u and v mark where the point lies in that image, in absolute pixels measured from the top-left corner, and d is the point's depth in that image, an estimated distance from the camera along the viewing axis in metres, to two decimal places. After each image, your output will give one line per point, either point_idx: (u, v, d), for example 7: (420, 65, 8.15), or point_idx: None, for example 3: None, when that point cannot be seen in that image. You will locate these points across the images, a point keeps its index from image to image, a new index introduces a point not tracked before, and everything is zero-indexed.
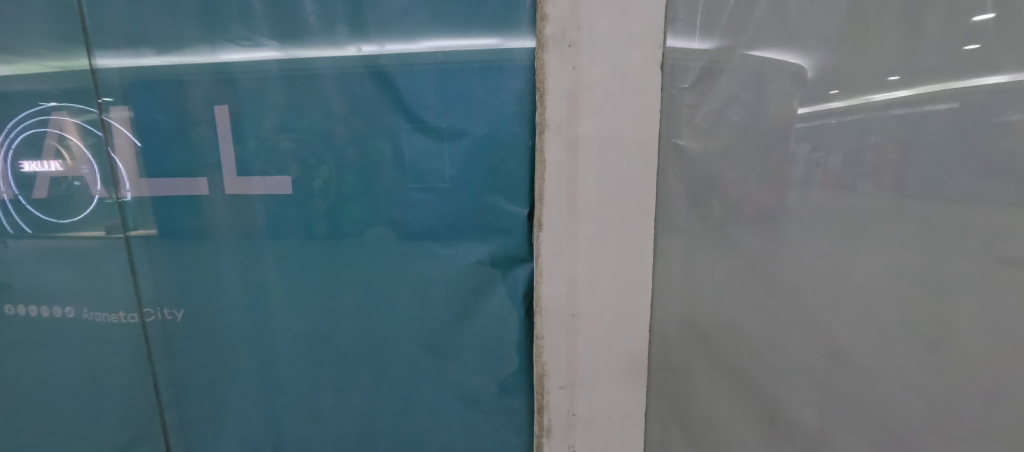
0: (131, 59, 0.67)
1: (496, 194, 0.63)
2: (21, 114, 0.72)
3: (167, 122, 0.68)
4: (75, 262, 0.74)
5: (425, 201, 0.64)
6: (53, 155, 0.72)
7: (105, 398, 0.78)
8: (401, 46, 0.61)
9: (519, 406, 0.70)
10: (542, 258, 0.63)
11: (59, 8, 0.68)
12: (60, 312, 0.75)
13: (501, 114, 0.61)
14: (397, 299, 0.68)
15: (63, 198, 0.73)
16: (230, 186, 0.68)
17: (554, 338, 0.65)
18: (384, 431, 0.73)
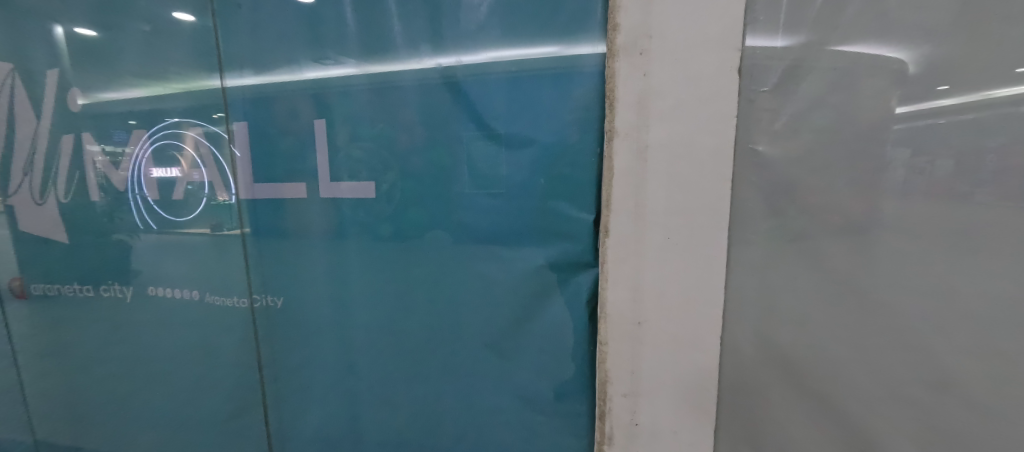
0: (250, 80, 0.78)
1: (562, 200, 0.65)
2: (152, 129, 0.87)
3: (275, 134, 0.78)
4: (195, 253, 0.87)
5: (493, 206, 0.68)
6: (173, 163, 0.86)
7: (218, 371, 0.90)
8: (476, 60, 0.66)
9: (580, 411, 0.70)
10: (608, 264, 0.63)
11: (198, 40, 0.81)
12: (185, 295, 0.89)
13: (569, 122, 0.63)
14: (465, 298, 0.72)
15: (181, 200, 0.86)
16: (323, 190, 0.76)
17: (618, 345, 0.64)
18: (450, 422, 0.77)
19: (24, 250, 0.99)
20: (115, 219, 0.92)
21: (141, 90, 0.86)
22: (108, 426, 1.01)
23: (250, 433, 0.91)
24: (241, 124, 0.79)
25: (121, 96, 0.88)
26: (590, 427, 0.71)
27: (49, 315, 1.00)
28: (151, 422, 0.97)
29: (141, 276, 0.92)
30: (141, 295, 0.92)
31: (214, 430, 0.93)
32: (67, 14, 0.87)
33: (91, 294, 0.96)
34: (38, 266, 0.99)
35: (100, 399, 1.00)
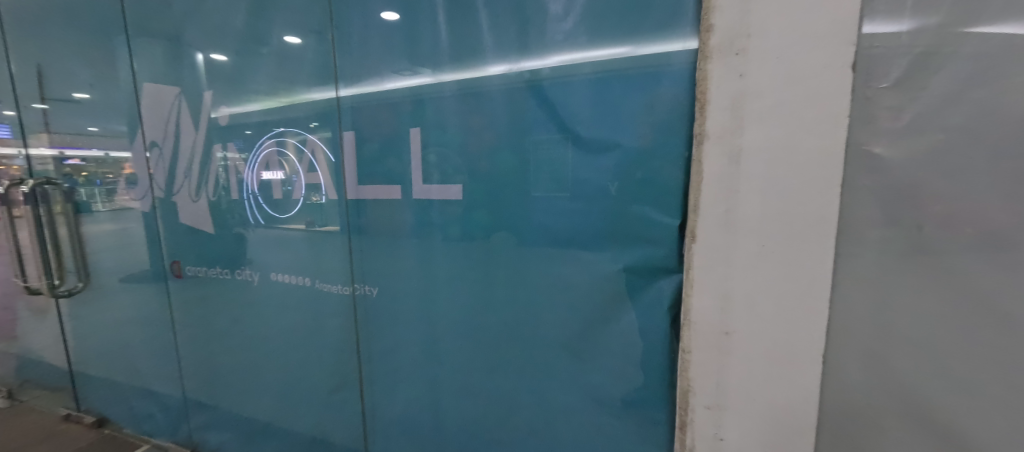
0: (356, 89, 0.87)
1: (645, 203, 0.64)
2: (262, 138, 1.02)
3: (376, 140, 0.86)
4: (301, 245, 1.00)
5: (574, 209, 0.69)
6: (277, 167, 1.01)
7: (322, 350, 1.02)
8: (564, 68, 0.67)
9: (659, 420, 0.69)
10: (694, 270, 0.61)
11: (316, 59, 0.92)
12: (297, 282, 1.02)
13: (655, 124, 0.63)
14: (543, 297, 0.74)
15: (282, 199, 1.01)
16: (417, 192, 0.83)
17: (702, 355, 0.62)
18: (525, 417, 0.80)
19: (181, 239, 1.21)
20: (237, 214, 1.09)
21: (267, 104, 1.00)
22: (235, 389, 1.19)
23: (347, 406, 1.02)
24: (347, 131, 0.89)
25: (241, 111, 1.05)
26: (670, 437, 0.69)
27: (196, 293, 1.20)
28: (268, 389, 1.12)
29: (264, 263, 1.07)
30: (264, 280, 1.07)
31: (318, 402, 1.05)
32: (217, 41, 1.04)
33: (226, 278, 1.14)
34: (190, 252, 1.20)
35: (230, 365, 1.18)
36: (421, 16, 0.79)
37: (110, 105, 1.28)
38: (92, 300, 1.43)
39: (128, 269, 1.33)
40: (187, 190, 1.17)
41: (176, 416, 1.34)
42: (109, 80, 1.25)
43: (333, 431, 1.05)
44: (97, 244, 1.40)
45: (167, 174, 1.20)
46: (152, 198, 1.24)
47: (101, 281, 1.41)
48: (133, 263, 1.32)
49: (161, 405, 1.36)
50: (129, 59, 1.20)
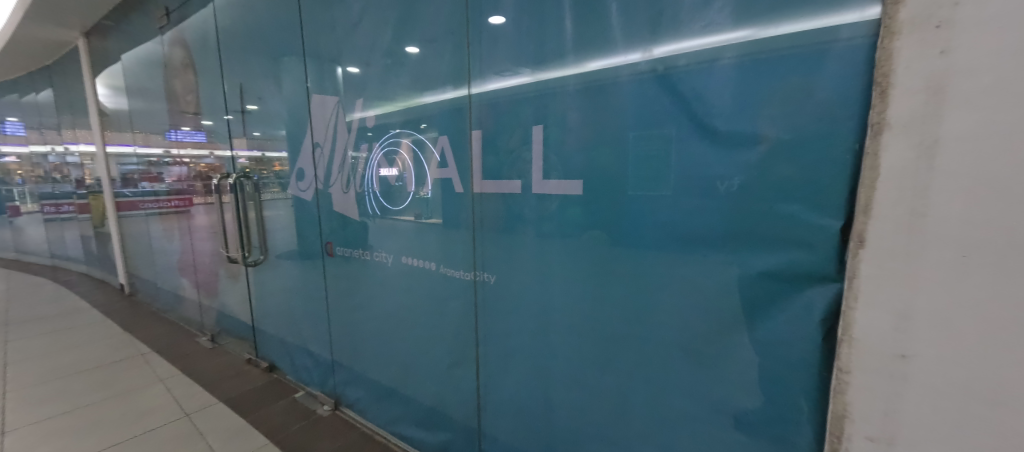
0: (477, 87, 0.94)
1: (794, 205, 0.59)
2: (381, 139, 1.19)
3: (497, 137, 0.91)
4: (415, 234, 1.14)
5: (702, 207, 0.66)
6: (390, 164, 1.17)
7: (442, 329, 1.13)
8: (697, 68, 0.64)
9: (798, 442, 0.63)
10: (858, 278, 0.54)
11: (449, 67, 1.00)
12: (425, 266, 1.13)
13: (814, 112, 0.56)
14: (661, 298, 0.72)
15: (394, 192, 1.17)
16: (537, 186, 0.86)
17: (866, 376, 0.55)
18: (639, 416, 0.79)
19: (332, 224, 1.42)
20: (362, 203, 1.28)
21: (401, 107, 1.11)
22: (371, 358, 1.38)
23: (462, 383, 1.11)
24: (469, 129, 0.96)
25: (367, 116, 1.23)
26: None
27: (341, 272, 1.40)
28: (396, 357, 1.29)
29: (395, 248, 1.20)
30: (395, 265, 1.21)
31: (440, 377, 1.17)
32: (365, 56, 1.20)
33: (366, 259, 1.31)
34: (338, 237, 1.40)
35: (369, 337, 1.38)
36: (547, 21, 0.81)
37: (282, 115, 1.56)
38: (268, 271, 1.78)
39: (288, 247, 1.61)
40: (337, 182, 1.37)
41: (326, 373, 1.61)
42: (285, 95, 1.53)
43: (451, 403, 1.16)
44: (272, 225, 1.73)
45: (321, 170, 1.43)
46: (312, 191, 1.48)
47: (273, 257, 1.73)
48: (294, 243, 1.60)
49: (315, 362, 1.64)
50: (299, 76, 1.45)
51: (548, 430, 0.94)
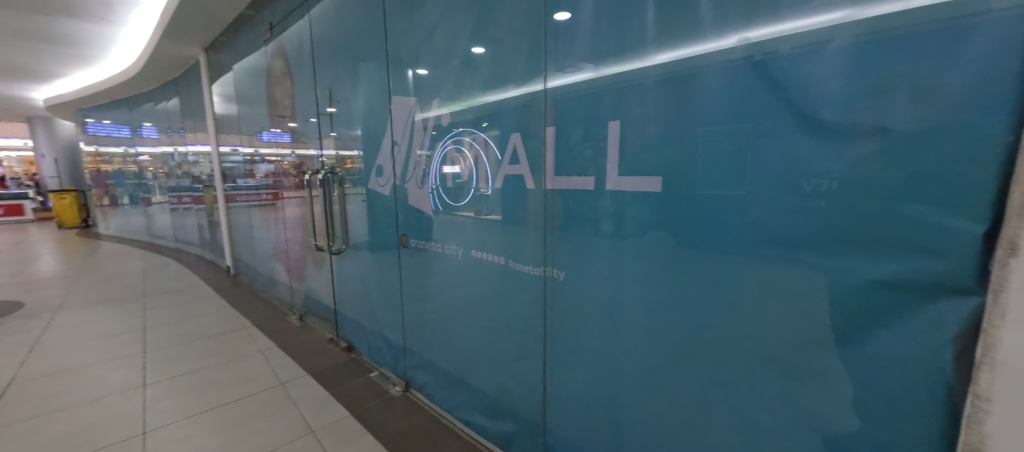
0: (565, 78, 1.65)
1: (927, 182, 0.92)
2: (471, 150, 2.13)
3: (588, 131, 1.58)
4: (505, 224, 2.01)
5: (823, 156, 1.05)
6: (468, 167, 2.16)
7: (616, 292, 1.59)
8: (811, 73, 1.05)
9: (945, 387, 0.97)
10: (1007, 310, 0.87)
11: (585, 80, 1.58)
12: (497, 260, 2.09)
13: (958, 77, 0.88)
14: (791, 222, 1.12)
15: (461, 189, 2.23)
16: (612, 181, 1.51)
17: (1010, 385, 0.87)
18: (805, 373, 1.16)
19: (513, 198, 1.95)
20: (432, 192, 2.45)
21: (584, 110, 1.59)
22: (551, 299, 1.86)
23: (637, 313, 1.54)
24: (635, 120, 1.41)
25: (438, 113, 2.34)
26: (951, 349, 0.95)
27: (525, 234, 1.92)
28: (571, 315, 1.79)
29: (468, 239, 2.26)
30: (578, 225, 1.68)
31: (612, 309, 1.61)
32: (563, 72, 1.66)
33: (436, 248, 2.52)
34: (521, 207, 1.91)
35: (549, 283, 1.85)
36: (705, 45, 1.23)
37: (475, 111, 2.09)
38: (451, 235, 2.38)
39: (471, 217, 2.19)
40: (413, 175, 2.60)
41: (502, 313, 2.15)
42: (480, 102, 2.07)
43: (625, 328, 1.59)
44: (456, 200, 2.28)
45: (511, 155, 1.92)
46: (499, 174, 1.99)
47: (456, 224, 2.33)
48: (474, 212, 2.17)
49: (493, 304, 2.19)
50: (496, 88, 1.98)
51: (704, 335, 1.35)
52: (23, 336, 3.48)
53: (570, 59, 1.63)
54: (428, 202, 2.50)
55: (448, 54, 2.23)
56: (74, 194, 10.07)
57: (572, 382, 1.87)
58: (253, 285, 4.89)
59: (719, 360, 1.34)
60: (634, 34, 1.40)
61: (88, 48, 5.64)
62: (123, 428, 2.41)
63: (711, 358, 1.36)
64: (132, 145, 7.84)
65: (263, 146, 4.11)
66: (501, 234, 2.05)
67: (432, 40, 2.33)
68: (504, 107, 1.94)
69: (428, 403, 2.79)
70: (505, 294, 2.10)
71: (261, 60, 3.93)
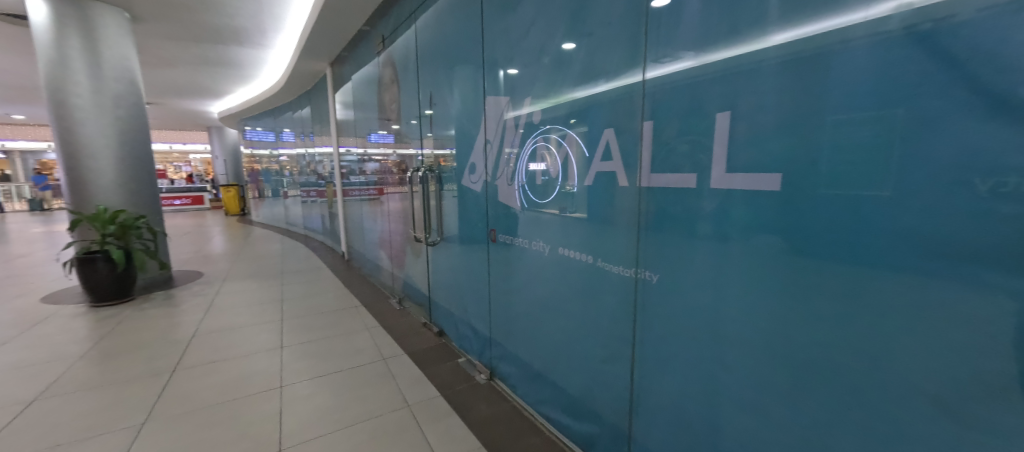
0: (662, 69, 1.59)
1: None
2: (559, 149, 2.15)
3: (688, 125, 1.51)
4: (594, 224, 2.00)
5: (1011, 147, 0.88)
6: (556, 166, 2.19)
7: (717, 300, 1.50)
8: (999, 42, 0.88)
9: None
10: None
11: (688, 69, 1.50)
12: (585, 258, 2.10)
13: None
14: (955, 227, 0.96)
15: (548, 187, 2.28)
16: (717, 181, 1.43)
17: None
18: (965, 408, 1.01)
19: (602, 196, 1.92)
20: (520, 189, 2.54)
21: (687, 101, 1.51)
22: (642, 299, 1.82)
23: (741, 322, 1.44)
24: (746, 112, 1.33)
25: (529, 110, 2.41)
26: None
27: (616, 232, 1.89)
28: (663, 323, 1.73)
29: (551, 237, 2.33)
30: (675, 224, 1.61)
31: (715, 316, 1.52)
32: (660, 62, 1.60)
33: (521, 245, 2.63)
34: (611, 204, 1.88)
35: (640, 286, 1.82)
36: (843, 19, 1.10)
37: (566, 107, 2.10)
38: (539, 231, 2.43)
39: (557, 214, 2.23)
40: (503, 172, 2.71)
41: (590, 312, 2.15)
42: (572, 98, 2.07)
43: (727, 335, 1.49)
44: (543, 197, 2.33)
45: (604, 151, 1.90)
46: (589, 172, 1.99)
47: (544, 220, 2.38)
48: (561, 209, 2.19)
49: (580, 302, 2.20)
50: (589, 84, 1.97)
51: (829, 350, 1.22)
52: (203, 298, 4.42)
53: (671, 49, 1.56)
54: (516, 198, 2.59)
55: (541, 52, 2.29)
56: (235, 188, 12.38)
57: (663, 388, 1.81)
58: (361, 270, 5.53)
59: (845, 379, 1.20)
60: (750, 15, 1.30)
61: (247, 68, 6.87)
62: (265, 381, 2.93)
63: (834, 376, 1.22)
64: (275, 147, 9.37)
65: (372, 146, 4.61)
66: (588, 232, 2.05)
67: (525, 40, 2.40)
68: (597, 102, 1.93)
69: (511, 395, 2.90)
70: (592, 292, 2.10)
71: (374, 70, 4.41)
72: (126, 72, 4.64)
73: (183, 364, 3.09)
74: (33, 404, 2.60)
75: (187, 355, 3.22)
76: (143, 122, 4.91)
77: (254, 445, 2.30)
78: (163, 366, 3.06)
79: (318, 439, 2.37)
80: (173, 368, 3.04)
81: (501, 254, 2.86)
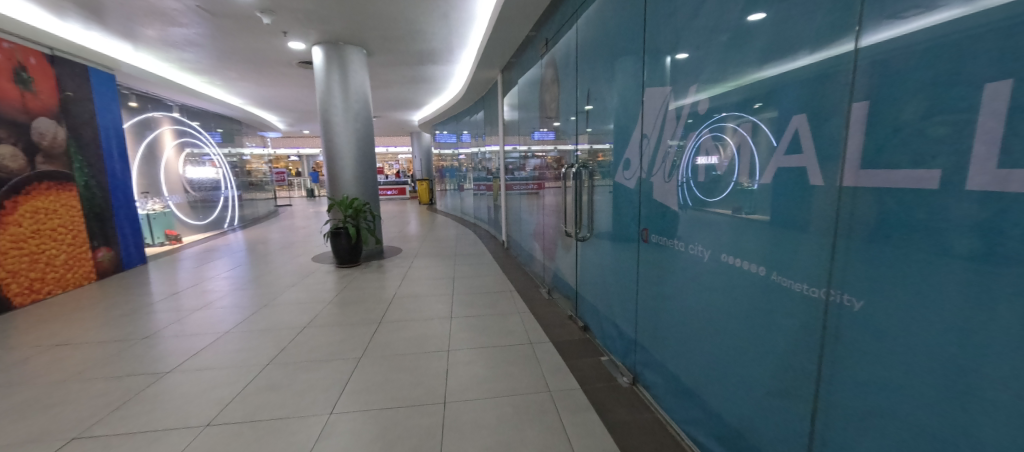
0: (887, 32, 1.28)
1: None
2: (736, 139, 1.90)
3: (936, 102, 1.18)
4: (774, 231, 1.75)
5: None
6: (728, 159, 1.95)
7: (961, 343, 1.17)
8: None
9: None
10: None
11: (946, 23, 1.14)
12: (757, 270, 1.85)
13: None
14: None
15: (718, 183, 2.04)
16: (979, 184, 1.10)
17: None
18: None
19: (794, 195, 1.64)
20: (680, 186, 2.36)
21: (947, 66, 1.15)
22: (840, 324, 1.49)
23: (1002, 378, 1.10)
24: None
25: (693, 99, 2.22)
26: None
27: (811, 240, 1.58)
28: (865, 359, 1.43)
29: (716, 241, 2.10)
30: (912, 234, 1.26)
31: (954, 364, 1.19)
32: (891, 21, 1.27)
33: (678, 247, 2.44)
34: (807, 206, 1.59)
35: (833, 311, 1.52)
36: None
37: (745, 92, 1.85)
38: (701, 233, 2.22)
39: (727, 215, 1.99)
40: (660, 168, 2.55)
41: (760, 331, 1.87)
42: (751, 81, 1.82)
43: (974, 393, 1.16)
44: (709, 194, 2.11)
45: (797, 140, 1.60)
46: (773, 166, 1.71)
47: (708, 221, 2.16)
48: (733, 210, 1.95)
49: (748, 318, 1.93)
50: (779, 60, 1.68)
51: None
52: (402, 269, 5.60)
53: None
54: (675, 196, 2.42)
55: (715, 30, 2.05)
56: (427, 182, 15.03)
57: (864, 438, 1.47)
58: (518, 259, 6.03)
59: None
60: None
61: (439, 81, 8.21)
62: (438, 343, 3.55)
63: None
64: (456, 147, 10.95)
65: (534, 144, 4.94)
66: (765, 240, 1.79)
67: (695, 20, 2.19)
68: (787, 82, 1.64)
69: (655, 406, 2.75)
70: (765, 309, 1.83)
71: (538, 71, 4.69)
72: (362, 94, 6.17)
73: (386, 318, 4.03)
74: (304, 330, 3.81)
75: (388, 312, 4.18)
76: (369, 131, 6.35)
77: (427, 393, 2.86)
78: (373, 318, 4.05)
79: (472, 401, 2.77)
80: (379, 321, 3.99)
81: (653, 255, 2.72)
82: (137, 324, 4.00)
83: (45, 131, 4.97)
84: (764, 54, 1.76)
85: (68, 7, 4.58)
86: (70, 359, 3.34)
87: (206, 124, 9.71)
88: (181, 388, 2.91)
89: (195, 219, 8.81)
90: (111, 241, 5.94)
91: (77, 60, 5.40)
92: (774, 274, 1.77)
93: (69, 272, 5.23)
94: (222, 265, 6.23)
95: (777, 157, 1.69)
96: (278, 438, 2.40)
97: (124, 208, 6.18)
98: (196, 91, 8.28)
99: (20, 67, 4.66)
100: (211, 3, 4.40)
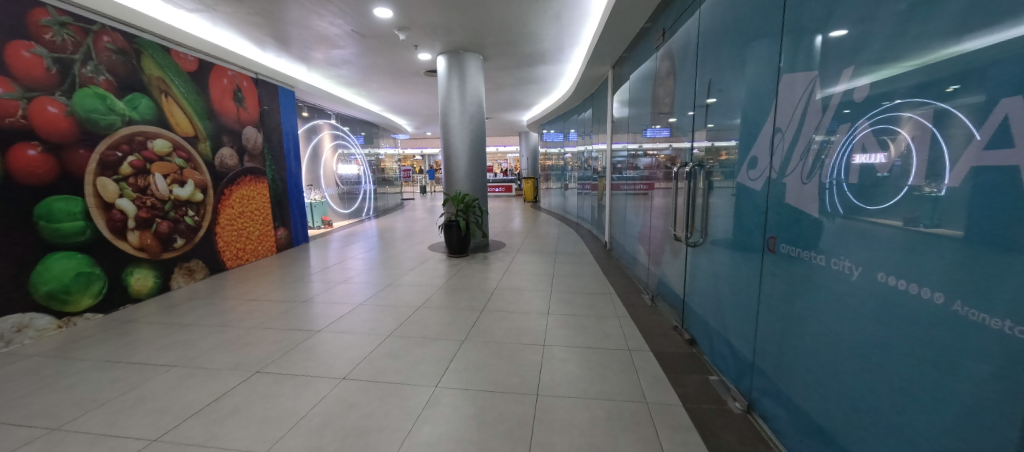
0: None
1: None
2: (910, 131, 1.51)
3: None
4: (964, 249, 1.36)
5: None
6: (898, 156, 1.56)
7: None
8: None
9: None
10: None
11: None
12: (931, 296, 1.47)
13: None
14: None
15: (880, 186, 1.65)
16: None
17: None
18: None
19: (1005, 204, 1.25)
20: (824, 189, 1.98)
21: None
22: None
23: None
24: None
25: (847, 87, 1.86)
26: None
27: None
28: None
29: (870, 257, 1.71)
30: None
31: None
32: None
33: (816, 260, 2.07)
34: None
35: None
36: None
37: (922, 73, 1.48)
38: (849, 246, 1.84)
39: (892, 226, 1.60)
40: (797, 166, 2.19)
41: (932, 374, 1.48)
42: (936, 58, 1.44)
43: None
44: (866, 200, 1.73)
45: (1012, 130, 1.22)
46: (968, 165, 1.33)
47: (860, 232, 1.77)
48: (903, 220, 1.56)
49: (913, 354, 1.54)
50: (984, 29, 1.30)
51: None
52: (505, 263, 5.87)
53: None
54: (816, 201, 2.04)
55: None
56: (532, 181, 15.46)
57: None
58: (620, 261, 5.81)
59: None
60: None
61: (550, 81, 8.33)
62: (534, 337, 3.64)
63: None
64: (563, 146, 10.98)
65: (646, 141, 4.67)
66: (943, 258, 1.41)
67: None
68: (990, 57, 1.28)
69: (772, 440, 2.39)
70: (937, 346, 1.45)
71: (653, 65, 4.42)
72: (477, 97, 6.61)
73: (487, 307, 4.28)
74: (419, 309, 4.28)
75: (489, 301, 4.43)
76: (482, 131, 6.76)
77: (522, 383, 2.95)
78: (475, 305, 4.34)
79: (565, 398, 2.78)
80: (481, 309, 4.26)
81: (781, 268, 2.36)
82: (299, 290, 4.98)
83: (249, 137, 6.50)
84: (960, 24, 1.38)
85: (267, 41, 5.93)
86: (256, 311, 4.32)
87: (354, 129, 11.50)
88: (326, 344, 3.55)
89: (342, 208, 10.54)
90: (286, 223, 7.48)
91: (272, 81, 6.95)
92: (958, 305, 1.39)
93: (260, 245, 6.76)
94: (360, 247, 7.36)
95: (976, 154, 1.31)
96: (393, 399, 2.77)
97: (295, 197, 7.74)
98: (348, 101, 9.87)
99: (237, 89, 6.17)
100: (362, 26, 5.22)
